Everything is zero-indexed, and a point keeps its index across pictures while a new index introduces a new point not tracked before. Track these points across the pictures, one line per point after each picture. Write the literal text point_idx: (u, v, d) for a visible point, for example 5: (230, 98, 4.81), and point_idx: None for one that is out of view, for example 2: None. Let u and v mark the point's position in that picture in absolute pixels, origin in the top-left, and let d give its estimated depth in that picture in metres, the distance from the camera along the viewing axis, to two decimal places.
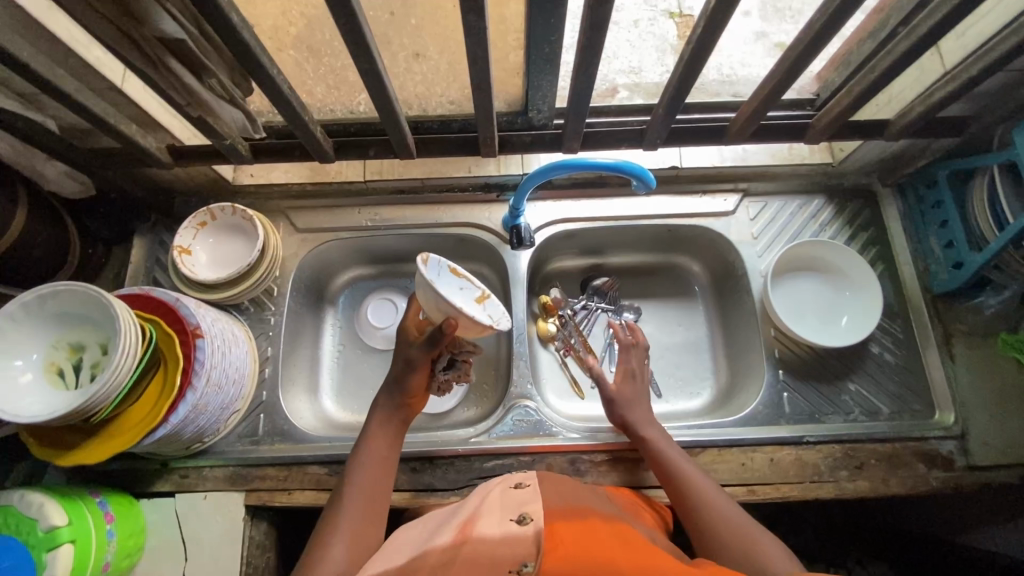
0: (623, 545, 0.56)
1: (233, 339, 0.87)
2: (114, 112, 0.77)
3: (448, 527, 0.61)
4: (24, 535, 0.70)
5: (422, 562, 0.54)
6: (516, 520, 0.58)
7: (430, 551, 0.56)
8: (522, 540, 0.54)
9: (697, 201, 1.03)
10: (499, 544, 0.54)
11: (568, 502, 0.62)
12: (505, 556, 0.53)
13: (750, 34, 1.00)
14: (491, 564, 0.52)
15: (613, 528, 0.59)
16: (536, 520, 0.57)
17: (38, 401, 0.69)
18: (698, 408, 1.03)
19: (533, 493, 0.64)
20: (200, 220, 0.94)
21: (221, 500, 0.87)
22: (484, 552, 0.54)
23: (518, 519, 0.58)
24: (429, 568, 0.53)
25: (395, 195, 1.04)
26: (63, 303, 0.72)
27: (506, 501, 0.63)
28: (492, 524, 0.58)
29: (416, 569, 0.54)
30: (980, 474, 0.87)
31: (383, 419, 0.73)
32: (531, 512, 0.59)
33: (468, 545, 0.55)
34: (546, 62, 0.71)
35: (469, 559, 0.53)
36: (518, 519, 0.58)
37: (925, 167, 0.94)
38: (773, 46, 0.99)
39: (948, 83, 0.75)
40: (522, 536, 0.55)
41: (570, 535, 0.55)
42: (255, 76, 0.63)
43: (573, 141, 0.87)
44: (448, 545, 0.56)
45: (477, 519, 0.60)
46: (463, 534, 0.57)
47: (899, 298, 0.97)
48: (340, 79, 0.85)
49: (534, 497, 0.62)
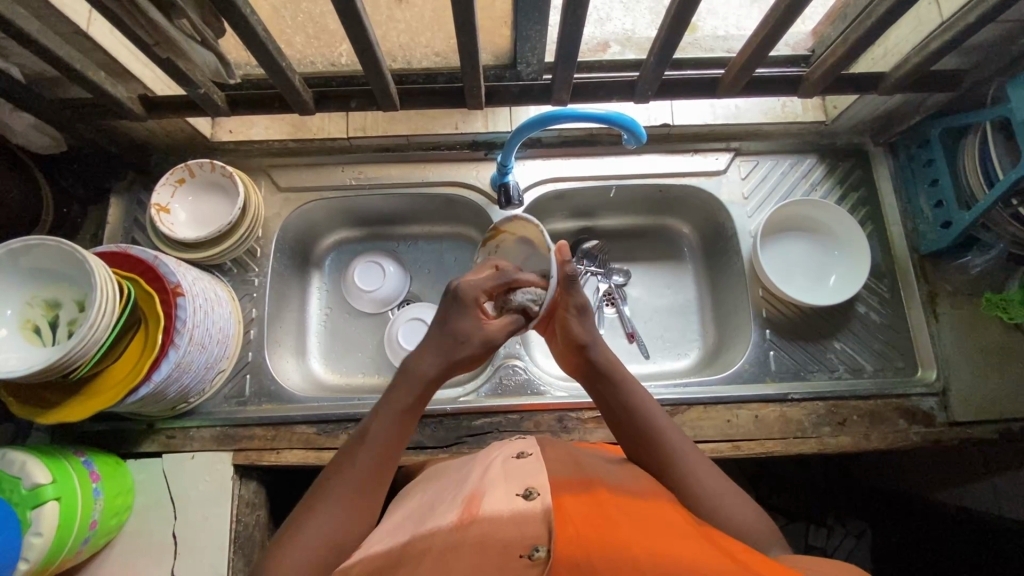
0: (636, 519, 0.53)
1: (215, 300, 0.85)
2: (82, 59, 0.73)
3: (452, 501, 0.59)
4: (7, 492, 0.69)
5: (428, 544, 0.52)
6: (522, 495, 0.55)
7: (436, 530, 0.54)
8: (531, 520, 0.52)
9: (688, 160, 1.01)
10: (508, 522, 0.52)
11: (576, 475, 0.60)
12: (514, 538, 0.50)
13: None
14: (501, 550, 0.50)
15: (623, 499, 0.57)
16: (543, 496, 0.55)
17: (15, 357, 0.68)
18: (685, 368, 1.04)
19: (538, 465, 0.61)
20: (178, 176, 0.91)
21: (208, 460, 0.87)
22: (493, 533, 0.52)
23: (524, 494, 0.56)
24: (437, 552, 0.51)
25: (380, 152, 1.01)
26: (36, 257, 0.70)
27: (509, 473, 0.61)
28: (497, 500, 0.56)
29: (420, 557, 0.52)
30: (959, 429, 0.89)
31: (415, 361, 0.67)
32: (537, 486, 0.56)
33: (475, 526, 0.53)
34: (535, 9, 0.69)
35: (478, 542, 0.51)
36: (524, 493, 0.56)
37: (919, 123, 0.92)
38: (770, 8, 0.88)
39: (946, 32, 0.73)
40: (531, 515, 0.53)
41: (579, 512, 0.53)
42: (226, 15, 0.60)
43: (563, 92, 0.84)
44: (454, 525, 0.54)
45: (481, 493, 0.58)
46: (468, 512, 0.55)
47: (886, 259, 0.97)
48: (319, 28, 0.80)
49: (540, 470, 0.60)
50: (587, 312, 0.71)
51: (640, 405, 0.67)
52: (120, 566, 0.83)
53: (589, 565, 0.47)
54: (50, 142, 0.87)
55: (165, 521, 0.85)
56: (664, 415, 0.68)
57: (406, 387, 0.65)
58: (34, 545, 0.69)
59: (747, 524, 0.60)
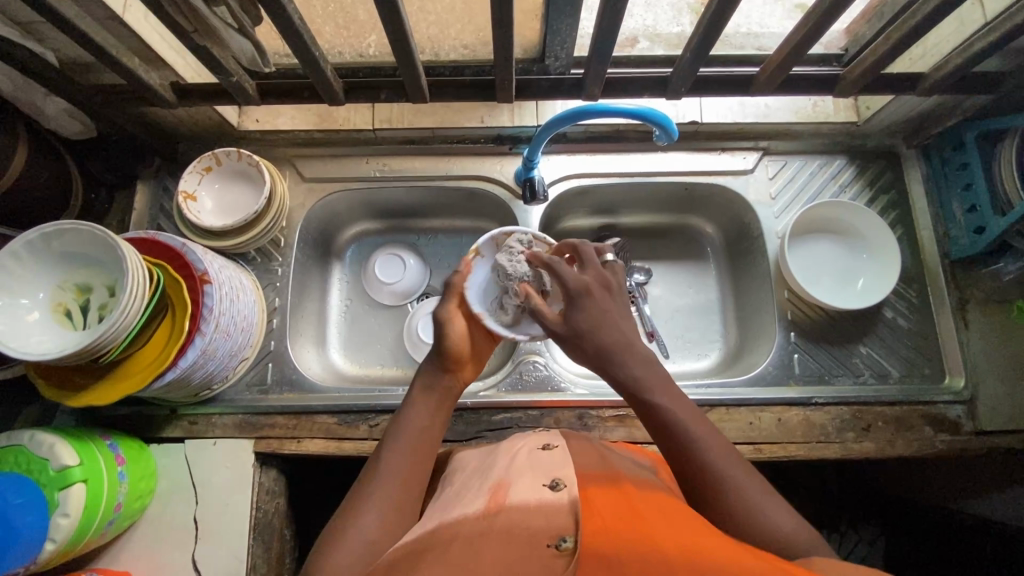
0: (661, 510, 0.53)
1: (241, 288, 0.86)
2: (117, 45, 0.73)
3: (478, 489, 0.59)
4: (36, 474, 0.70)
5: (455, 530, 0.53)
6: (549, 486, 0.56)
7: (463, 517, 0.54)
8: (558, 511, 0.52)
9: (715, 158, 1.00)
10: (535, 513, 0.53)
11: (602, 466, 0.60)
12: (541, 528, 0.51)
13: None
14: (528, 538, 0.50)
15: (650, 494, 0.56)
16: (569, 487, 0.55)
17: (47, 340, 0.68)
18: (706, 369, 1.03)
19: (565, 457, 0.62)
20: (205, 164, 0.92)
21: (231, 446, 0.87)
22: (519, 523, 0.52)
23: (552, 484, 0.56)
24: (465, 537, 0.52)
25: (404, 146, 1.01)
26: (68, 243, 0.70)
27: (536, 464, 0.62)
28: (524, 490, 0.56)
29: (448, 542, 0.52)
30: (987, 439, 0.87)
31: (426, 381, 0.70)
32: (564, 478, 0.57)
33: (504, 515, 0.53)
34: (568, 4, 0.68)
35: (505, 531, 0.51)
36: (551, 484, 0.56)
37: (954, 126, 0.91)
38: (794, 8, 0.90)
39: (991, 33, 0.72)
40: (558, 506, 0.53)
41: (605, 505, 0.53)
42: (266, 4, 0.61)
43: (594, 87, 0.83)
44: (482, 513, 0.54)
45: (509, 484, 0.58)
46: (496, 501, 0.55)
47: (915, 263, 0.95)
48: (350, 17, 0.81)
49: (567, 461, 0.61)
50: (592, 290, 0.65)
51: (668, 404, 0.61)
52: (143, 548, 0.84)
53: (618, 561, 0.47)
54: (82, 128, 0.88)
55: (187, 506, 0.86)
56: (696, 414, 0.61)
57: (423, 397, 0.69)
58: (62, 526, 0.69)
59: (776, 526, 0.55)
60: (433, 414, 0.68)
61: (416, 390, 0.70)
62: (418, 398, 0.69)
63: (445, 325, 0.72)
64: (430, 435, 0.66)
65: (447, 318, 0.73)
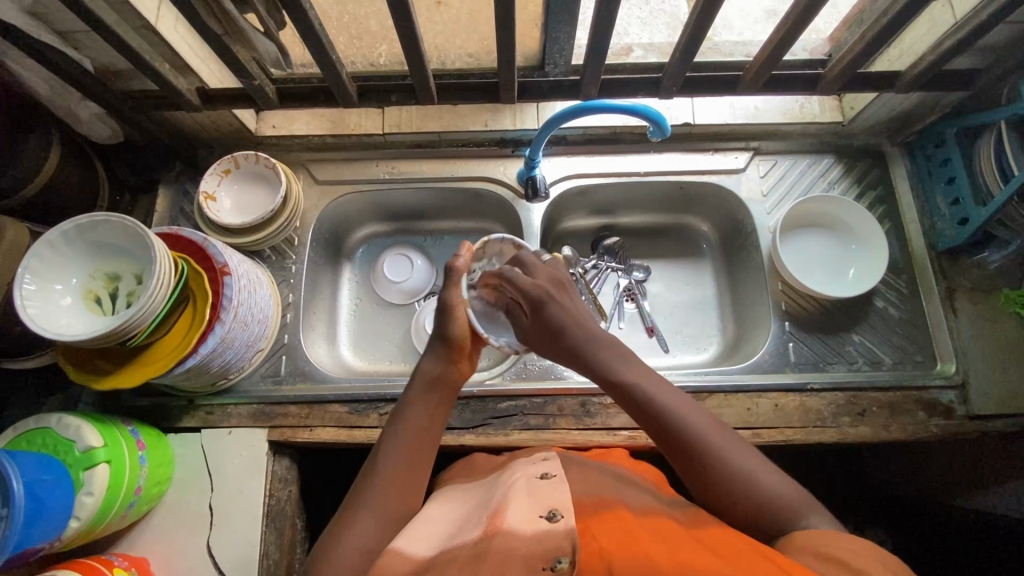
0: (659, 534, 0.55)
1: (257, 281, 0.90)
2: (150, 51, 0.79)
3: (476, 519, 0.60)
4: (63, 455, 0.73)
5: (454, 557, 0.54)
6: (546, 517, 0.56)
7: (461, 546, 0.55)
8: (556, 538, 0.53)
9: (707, 158, 1.05)
10: (531, 541, 0.53)
11: (595, 494, 0.63)
12: (536, 552, 0.52)
13: (759, 13, 0.99)
14: (524, 564, 0.51)
15: (646, 521, 0.58)
16: (566, 518, 0.55)
17: (77, 323, 0.72)
18: (706, 361, 1.06)
19: (559, 484, 0.62)
20: (224, 167, 0.97)
21: (244, 435, 0.91)
22: (514, 548, 0.52)
23: (548, 515, 0.56)
24: (464, 562, 0.53)
25: (412, 149, 1.06)
26: (101, 233, 0.75)
27: (531, 489, 0.62)
28: (520, 517, 0.57)
29: (447, 566, 0.53)
30: (979, 423, 0.90)
31: (425, 384, 0.72)
32: (561, 509, 0.57)
33: (499, 538, 0.54)
34: (565, 13, 0.74)
35: (501, 553, 0.52)
36: (548, 516, 0.56)
37: (935, 123, 0.96)
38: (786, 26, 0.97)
39: (959, 32, 0.77)
40: (554, 533, 0.54)
41: (609, 536, 0.54)
42: (290, 10, 0.66)
43: (590, 87, 0.87)
44: (478, 538, 0.55)
45: (504, 508, 0.59)
46: (492, 526, 0.56)
47: (904, 255, 0.99)
48: (362, 29, 0.92)
49: (560, 493, 0.60)
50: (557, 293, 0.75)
51: (661, 398, 0.64)
52: (160, 535, 0.87)
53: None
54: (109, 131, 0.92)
55: (202, 494, 0.88)
56: (680, 397, 0.65)
57: (423, 400, 0.71)
58: (86, 504, 0.72)
59: (777, 491, 0.59)
60: (431, 414, 0.70)
61: (416, 389, 0.72)
62: (417, 396, 0.71)
63: (453, 309, 0.74)
64: (429, 433, 0.69)
65: (454, 303, 0.74)
